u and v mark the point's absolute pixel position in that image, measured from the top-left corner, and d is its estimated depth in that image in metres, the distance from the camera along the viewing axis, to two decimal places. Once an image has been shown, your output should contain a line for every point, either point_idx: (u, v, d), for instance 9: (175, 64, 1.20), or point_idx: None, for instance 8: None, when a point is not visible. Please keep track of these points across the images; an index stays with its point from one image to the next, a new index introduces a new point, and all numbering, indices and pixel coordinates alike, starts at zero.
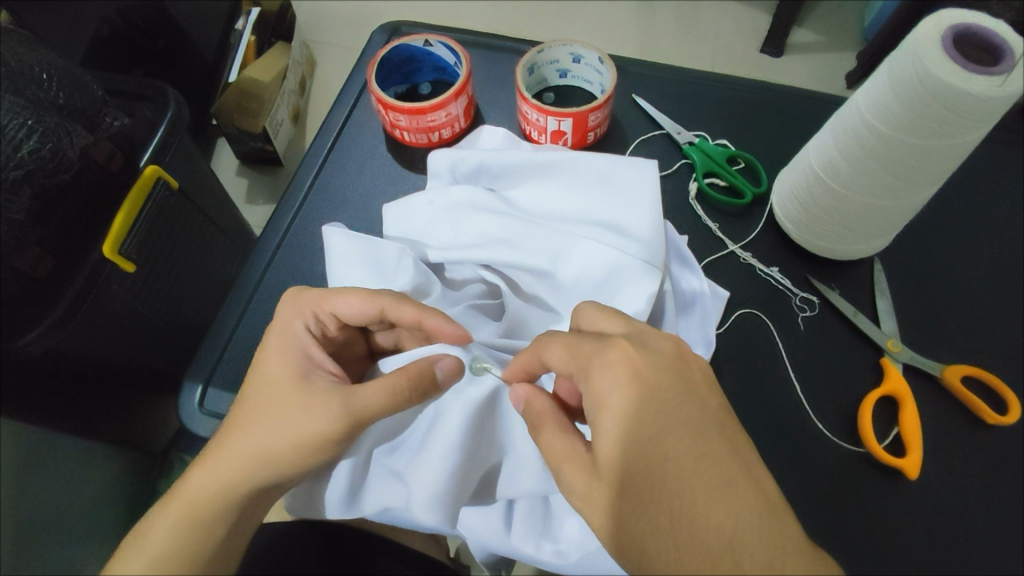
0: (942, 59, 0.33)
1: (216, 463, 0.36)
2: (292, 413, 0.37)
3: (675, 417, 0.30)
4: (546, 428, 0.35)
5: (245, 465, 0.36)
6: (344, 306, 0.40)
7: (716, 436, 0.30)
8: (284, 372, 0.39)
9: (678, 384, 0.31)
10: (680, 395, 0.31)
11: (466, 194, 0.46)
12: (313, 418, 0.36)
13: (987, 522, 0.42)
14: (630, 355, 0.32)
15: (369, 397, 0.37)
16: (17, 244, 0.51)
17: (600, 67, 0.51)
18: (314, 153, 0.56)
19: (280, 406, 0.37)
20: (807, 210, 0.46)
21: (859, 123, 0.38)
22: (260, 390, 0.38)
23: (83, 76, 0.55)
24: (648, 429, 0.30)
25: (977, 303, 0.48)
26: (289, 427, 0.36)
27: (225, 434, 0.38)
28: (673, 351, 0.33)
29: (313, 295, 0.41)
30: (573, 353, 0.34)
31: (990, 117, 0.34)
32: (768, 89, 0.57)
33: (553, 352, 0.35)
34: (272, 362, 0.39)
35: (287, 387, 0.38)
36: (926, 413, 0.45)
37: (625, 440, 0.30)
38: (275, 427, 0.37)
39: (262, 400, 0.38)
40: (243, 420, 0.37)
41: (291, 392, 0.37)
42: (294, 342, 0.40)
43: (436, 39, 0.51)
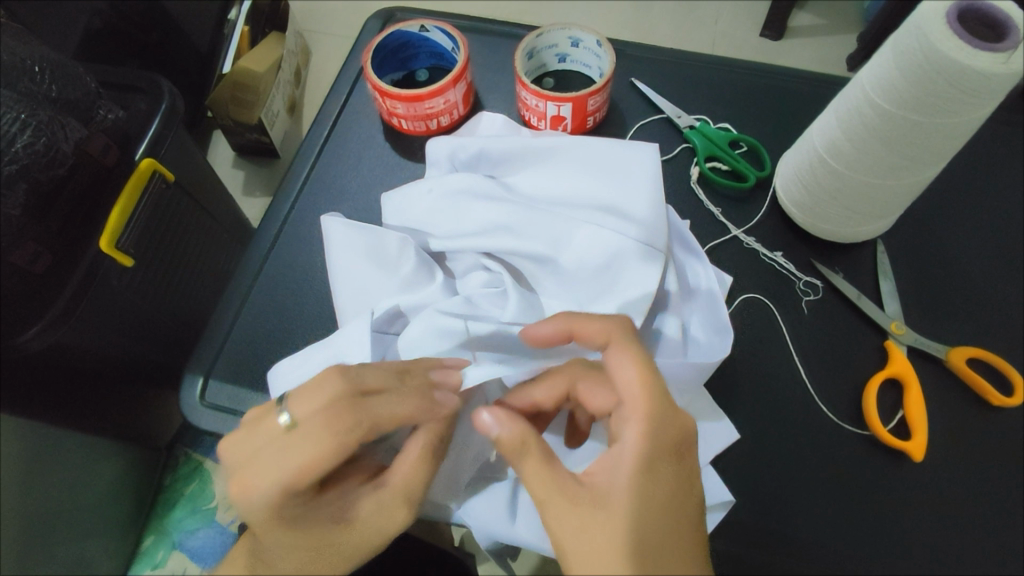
0: (947, 34, 0.32)
1: None
2: (343, 542, 0.36)
3: (683, 494, 0.34)
4: (533, 451, 0.34)
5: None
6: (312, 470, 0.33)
7: (684, 531, 0.33)
8: (292, 534, 0.35)
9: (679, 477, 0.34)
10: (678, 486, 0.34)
11: (466, 182, 0.46)
12: (374, 523, 0.36)
13: (993, 503, 0.42)
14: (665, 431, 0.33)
15: (409, 480, 0.36)
16: (14, 240, 0.51)
17: (599, 50, 0.50)
18: (310, 143, 0.55)
19: (319, 556, 0.35)
20: (811, 193, 0.45)
21: (864, 103, 0.37)
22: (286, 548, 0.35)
23: (75, 68, 0.55)
24: (655, 498, 0.33)
25: (981, 284, 0.48)
26: (347, 550, 0.36)
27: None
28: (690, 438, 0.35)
29: (268, 480, 0.33)
30: (640, 382, 0.34)
31: (996, 94, 0.33)
32: (770, 71, 0.57)
33: (624, 371, 0.35)
34: (279, 534, 0.35)
35: (315, 539, 0.35)
36: (932, 395, 0.45)
37: (642, 504, 0.32)
38: (333, 563, 0.36)
39: (293, 557, 0.35)
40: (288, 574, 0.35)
41: (327, 537, 0.35)
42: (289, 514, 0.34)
43: (433, 24, 0.50)
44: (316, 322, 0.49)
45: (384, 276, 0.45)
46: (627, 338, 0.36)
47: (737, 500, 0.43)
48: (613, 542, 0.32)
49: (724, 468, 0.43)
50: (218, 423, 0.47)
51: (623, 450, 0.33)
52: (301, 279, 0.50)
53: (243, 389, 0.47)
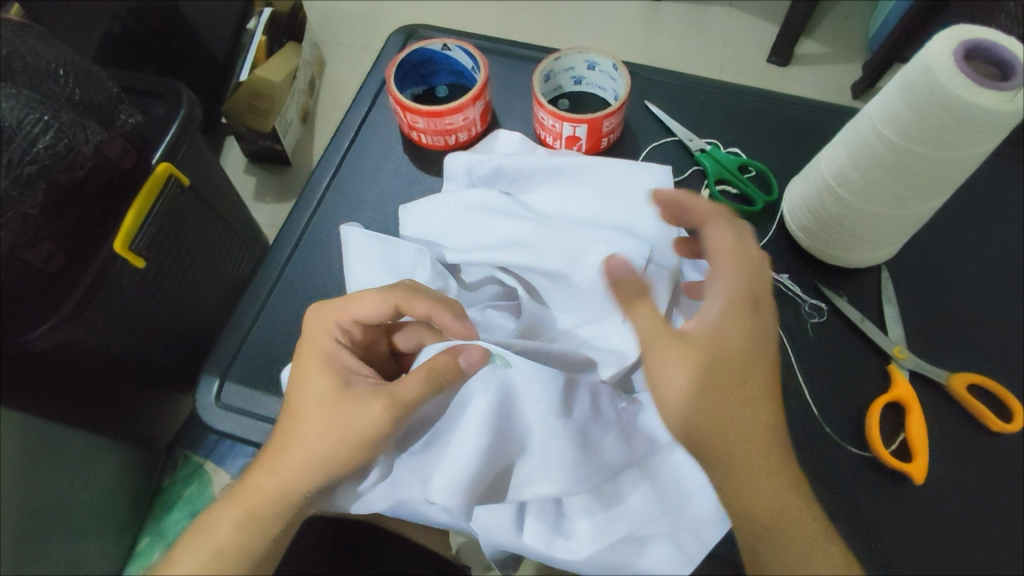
0: (953, 72, 0.34)
1: (275, 468, 0.38)
2: (329, 420, 0.38)
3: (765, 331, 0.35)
4: (640, 302, 0.36)
5: (286, 481, 0.38)
6: (362, 309, 0.41)
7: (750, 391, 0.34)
8: (303, 391, 0.39)
9: (747, 336, 0.34)
10: (742, 345, 0.34)
11: (482, 197, 0.47)
12: (358, 420, 0.38)
13: (993, 528, 0.43)
14: (735, 292, 0.35)
15: (405, 389, 0.38)
16: (31, 239, 0.51)
17: (614, 73, 0.51)
18: (331, 153, 0.57)
19: (306, 423, 0.38)
20: (818, 218, 0.46)
21: (871, 134, 0.39)
22: (293, 405, 0.39)
23: (99, 73, 0.56)
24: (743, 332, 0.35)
25: (982, 312, 0.49)
26: (326, 436, 0.38)
27: (254, 481, 0.38)
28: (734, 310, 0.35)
29: (330, 306, 0.42)
30: (732, 248, 0.36)
31: (999, 131, 0.35)
32: (780, 99, 0.58)
33: (717, 236, 0.36)
34: (309, 370, 0.40)
35: (317, 398, 0.39)
36: (933, 420, 0.46)
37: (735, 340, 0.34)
38: (311, 439, 0.38)
39: (294, 412, 0.39)
40: (279, 436, 0.39)
41: (321, 404, 0.38)
42: (325, 354, 0.41)
43: (454, 43, 0.52)
44: None
45: None
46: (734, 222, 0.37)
47: None
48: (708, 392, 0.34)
49: None
50: (231, 424, 0.47)
51: (709, 305, 0.35)
52: (316, 285, 0.51)
53: (257, 391, 0.48)
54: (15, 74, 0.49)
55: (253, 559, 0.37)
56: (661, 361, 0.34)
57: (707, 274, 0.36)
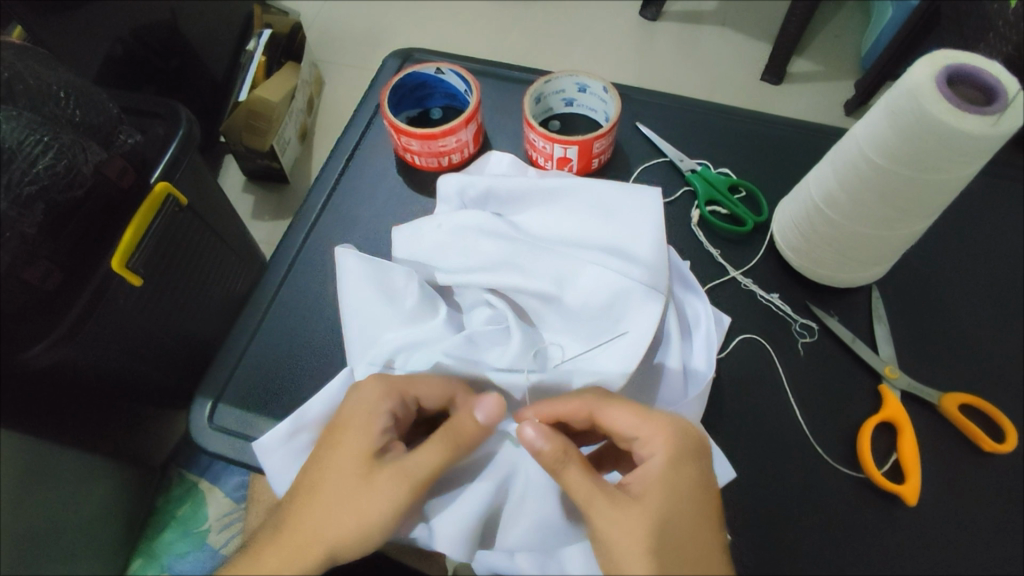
0: (935, 96, 0.34)
1: (292, 543, 0.35)
2: (361, 499, 0.36)
3: (703, 484, 0.35)
4: (575, 463, 0.35)
5: (308, 560, 0.35)
6: (426, 395, 0.40)
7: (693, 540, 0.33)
8: (345, 470, 0.36)
9: (697, 488, 0.35)
10: (696, 494, 0.35)
11: (475, 218, 0.47)
12: (400, 502, 0.36)
13: (987, 550, 0.42)
14: (687, 445, 0.36)
15: (420, 461, 0.36)
16: (28, 257, 0.52)
17: (605, 96, 0.52)
18: (326, 174, 0.57)
19: (345, 506, 0.36)
20: (807, 239, 0.47)
21: (858, 157, 0.39)
22: (330, 480, 0.36)
23: (99, 94, 0.57)
24: (686, 493, 0.34)
25: (973, 331, 0.49)
26: (364, 517, 0.35)
27: (273, 555, 0.35)
28: (680, 450, 0.35)
29: (396, 378, 0.40)
30: (639, 419, 0.37)
31: (984, 154, 0.35)
32: (770, 119, 0.59)
33: (619, 414, 0.37)
34: (349, 444, 0.37)
35: (356, 477, 0.36)
36: (925, 440, 0.45)
37: (674, 498, 0.34)
38: (347, 519, 0.35)
39: (328, 488, 0.36)
40: (306, 514, 0.36)
41: (364, 484, 0.36)
42: (372, 429, 0.37)
43: (448, 66, 0.53)
44: (324, 352, 0.50)
45: (392, 309, 0.46)
46: (609, 398, 0.38)
47: (733, 539, 0.43)
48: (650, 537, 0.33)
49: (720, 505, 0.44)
50: (223, 447, 0.47)
51: (649, 463, 0.35)
52: (311, 305, 0.52)
53: (250, 413, 0.48)
54: (17, 97, 0.50)
55: None
56: (603, 521, 0.34)
57: (638, 440, 0.36)
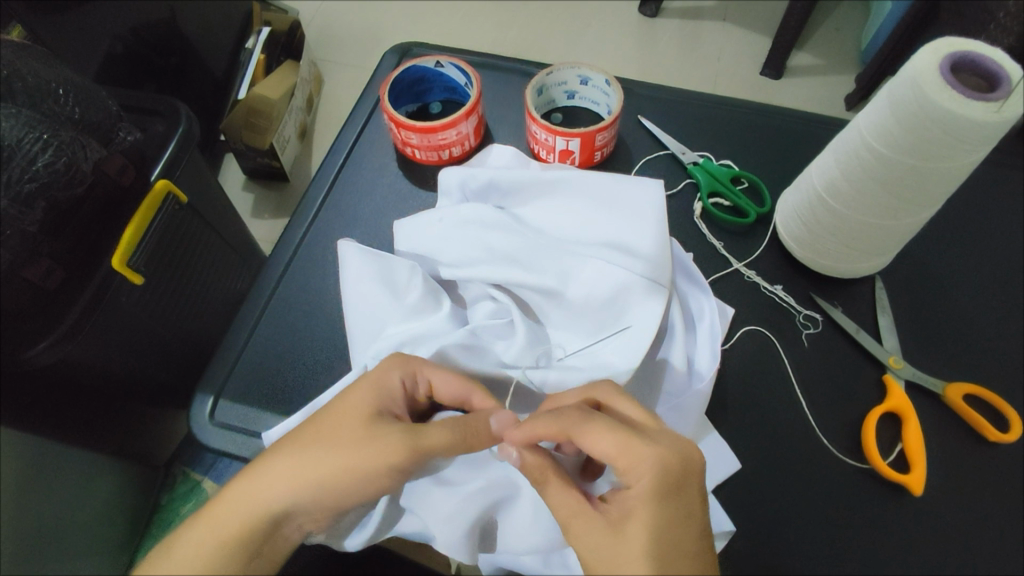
0: (940, 85, 0.34)
1: (269, 478, 0.36)
2: (355, 447, 0.36)
3: (688, 512, 0.32)
4: (553, 480, 0.36)
5: (279, 490, 0.35)
6: (443, 381, 0.40)
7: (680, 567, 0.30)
8: (323, 418, 0.38)
9: (678, 516, 0.32)
10: (678, 523, 0.32)
11: (477, 211, 0.47)
12: (362, 449, 0.36)
13: (994, 541, 0.42)
14: (670, 471, 0.32)
15: (431, 437, 0.36)
16: (30, 256, 0.52)
17: (607, 89, 0.52)
18: (326, 169, 0.57)
19: (312, 447, 0.36)
20: (810, 229, 0.47)
21: (861, 147, 0.39)
22: (310, 427, 0.38)
23: (99, 92, 0.57)
24: (667, 525, 0.31)
25: (978, 322, 0.49)
26: (324, 461, 0.36)
27: (250, 485, 0.36)
28: (658, 476, 0.32)
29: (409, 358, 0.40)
30: (621, 447, 0.33)
31: (988, 141, 0.35)
32: (772, 111, 0.59)
33: (599, 442, 0.34)
34: (356, 395, 0.38)
35: (329, 423, 0.37)
36: (930, 430, 0.45)
37: (661, 536, 0.31)
38: (312, 465, 0.36)
39: (323, 431, 0.37)
40: (273, 457, 0.37)
41: (335, 429, 0.37)
42: (382, 387, 0.39)
43: (448, 60, 0.53)
44: (326, 346, 0.49)
45: (393, 302, 0.46)
46: (592, 417, 0.35)
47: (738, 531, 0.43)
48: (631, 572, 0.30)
49: (725, 498, 0.44)
50: (226, 443, 0.47)
51: (630, 493, 0.32)
52: (313, 300, 0.51)
53: (253, 408, 0.48)
54: (16, 94, 0.49)
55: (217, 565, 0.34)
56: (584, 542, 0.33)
57: (622, 468, 0.33)
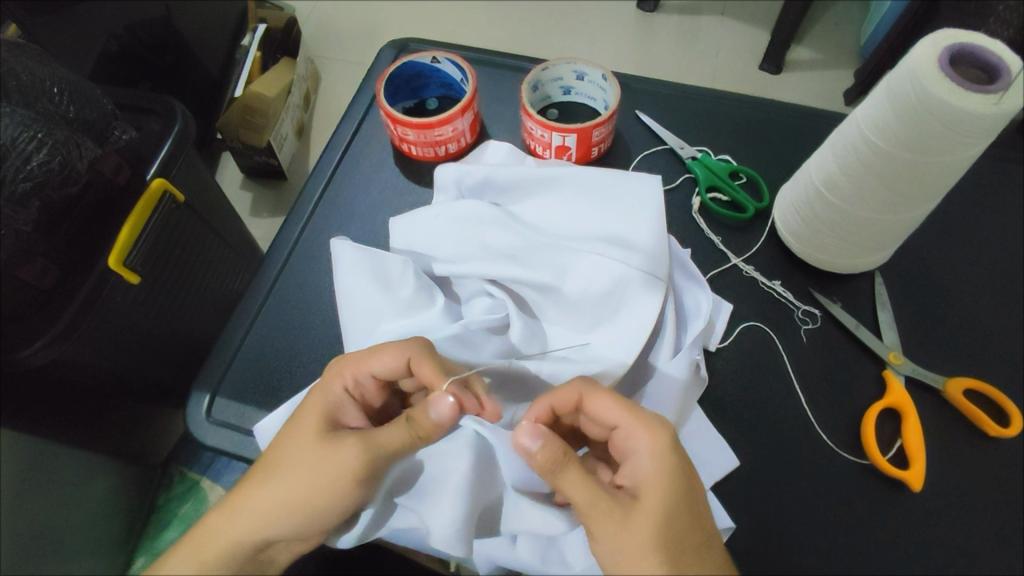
0: (938, 78, 0.34)
1: (237, 507, 0.36)
2: (308, 466, 0.36)
3: (691, 482, 0.35)
4: (573, 466, 0.35)
5: (247, 521, 0.36)
6: (379, 364, 0.39)
7: (685, 533, 0.33)
8: (278, 440, 0.38)
9: (683, 485, 0.34)
10: (682, 491, 0.34)
11: (472, 208, 0.47)
12: (317, 467, 0.36)
13: (994, 536, 0.42)
14: (672, 441, 0.35)
15: (383, 439, 0.37)
16: (24, 256, 0.51)
17: (603, 84, 0.52)
18: (322, 166, 0.57)
19: (272, 471, 0.37)
20: (808, 224, 0.46)
21: (859, 140, 0.39)
22: (269, 450, 0.38)
23: (93, 90, 0.56)
24: (676, 494, 0.34)
25: (978, 316, 0.49)
26: (283, 485, 0.36)
27: (219, 519, 0.36)
28: (661, 449, 0.35)
29: (347, 358, 0.40)
30: (625, 410, 0.36)
31: (988, 134, 0.35)
32: (771, 106, 0.58)
33: (604, 404, 0.37)
34: (305, 411, 0.38)
35: (284, 445, 0.37)
36: (930, 426, 0.45)
37: (673, 498, 0.34)
38: (272, 491, 0.36)
39: (277, 454, 0.37)
40: (241, 485, 0.37)
41: (289, 454, 0.37)
42: (329, 399, 0.39)
43: (443, 56, 0.52)
44: (322, 344, 0.49)
45: (387, 298, 0.45)
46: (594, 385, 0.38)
47: (737, 528, 0.43)
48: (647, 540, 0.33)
49: (724, 494, 0.43)
50: (222, 440, 0.47)
51: (638, 462, 0.35)
52: (308, 298, 0.51)
53: (249, 406, 0.48)
54: (10, 93, 0.49)
55: None
56: (605, 526, 0.34)
57: (622, 432, 0.36)
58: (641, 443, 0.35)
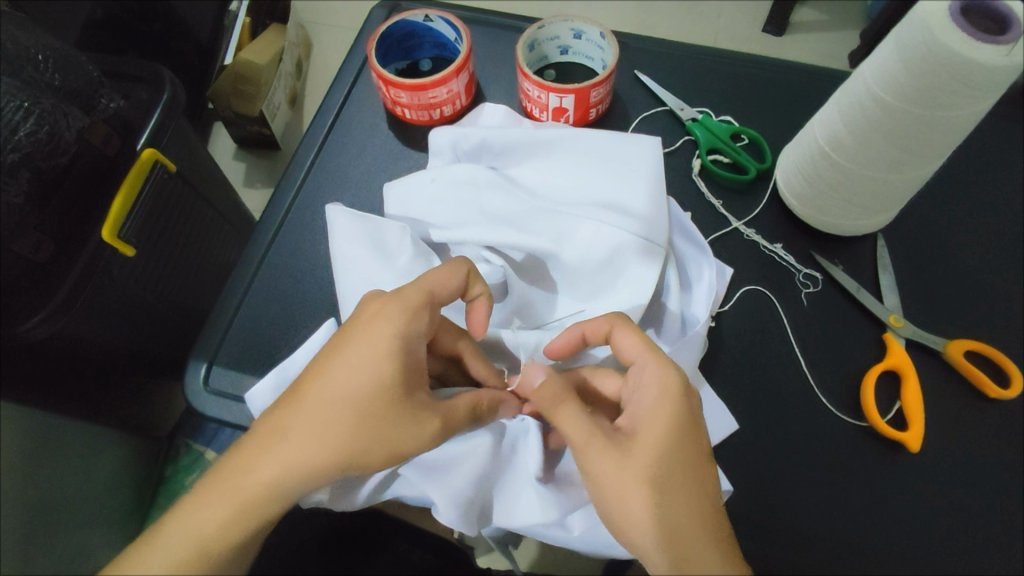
0: (949, 27, 0.32)
1: (291, 454, 0.34)
2: (388, 425, 0.36)
3: (693, 425, 0.34)
4: (569, 403, 0.35)
5: (305, 467, 0.35)
6: (438, 283, 0.38)
7: (681, 468, 0.33)
8: (341, 391, 0.35)
9: (686, 424, 0.34)
10: (684, 430, 0.34)
11: (469, 172, 0.46)
12: (397, 434, 0.36)
13: (990, 495, 0.42)
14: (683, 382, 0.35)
15: (459, 405, 0.38)
16: (16, 229, 0.51)
17: (602, 42, 0.50)
18: (314, 131, 0.56)
19: (341, 424, 0.35)
20: (811, 185, 0.45)
21: (865, 97, 0.38)
22: (324, 396, 0.35)
23: (79, 57, 0.54)
24: (679, 434, 0.33)
25: (981, 279, 0.48)
26: (355, 438, 0.35)
27: (267, 463, 0.34)
28: (664, 386, 0.34)
29: (404, 288, 0.38)
30: (645, 348, 0.36)
31: (998, 87, 0.34)
32: (774, 65, 0.57)
33: (627, 338, 0.37)
34: (375, 358, 0.36)
35: (352, 400, 0.35)
36: (929, 388, 0.45)
37: (672, 432, 0.33)
38: (339, 443, 0.35)
39: (346, 401, 0.35)
40: (292, 431, 0.35)
41: (362, 407, 0.35)
42: (403, 347, 0.36)
43: (436, 14, 0.50)
44: (319, 312, 0.49)
45: (383, 265, 0.44)
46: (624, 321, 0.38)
47: (737, 491, 0.43)
48: (644, 471, 0.33)
49: (724, 457, 0.44)
50: (220, 409, 0.47)
51: (644, 398, 0.35)
52: (304, 267, 0.50)
53: (246, 375, 0.48)
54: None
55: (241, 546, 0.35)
56: (596, 459, 0.34)
57: (637, 368, 0.36)
58: (651, 379, 0.35)
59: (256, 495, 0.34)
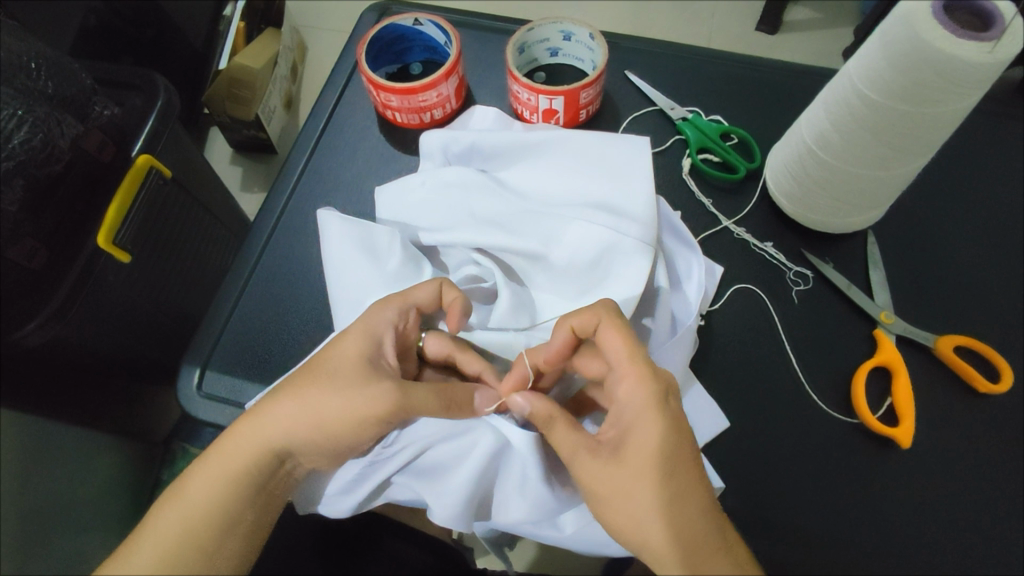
0: (932, 24, 0.33)
1: (266, 418, 0.36)
2: (348, 385, 0.36)
3: (680, 432, 0.34)
4: (559, 420, 0.36)
5: (275, 429, 0.36)
6: None
7: (676, 478, 0.33)
8: (315, 367, 0.37)
9: (673, 432, 0.33)
10: (672, 438, 0.33)
11: (458, 175, 0.46)
12: (355, 401, 0.36)
13: (982, 490, 0.43)
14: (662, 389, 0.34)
15: (418, 397, 0.37)
16: (12, 235, 0.52)
17: (591, 43, 0.50)
18: (306, 135, 0.56)
19: (311, 393, 0.36)
20: (800, 184, 0.46)
21: (852, 94, 0.38)
22: (304, 369, 0.38)
23: (72, 64, 0.55)
24: (668, 445, 0.33)
25: (972, 275, 0.49)
26: (320, 400, 0.36)
27: (246, 429, 0.36)
28: (648, 396, 0.34)
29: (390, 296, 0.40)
30: (628, 356, 0.35)
31: (982, 83, 0.34)
32: (764, 64, 0.57)
33: (611, 342, 0.36)
34: (349, 334, 0.38)
35: (322, 373, 0.37)
36: (920, 384, 0.45)
37: (661, 441, 0.33)
38: (306, 406, 0.36)
39: (320, 369, 0.37)
40: (267, 405, 0.37)
41: (331, 371, 0.37)
42: (372, 323, 0.38)
43: (425, 17, 0.50)
44: (312, 315, 0.49)
45: (373, 268, 0.45)
46: (615, 317, 0.36)
47: (730, 489, 0.43)
48: (638, 485, 0.33)
49: (716, 455, 0.44)
50: (214, 413, 0.47)
51: (629, 408, 0.34)
52: (297, 270, 0.51)
53: (240, 379, 0.48)
54: None
55: (212, 516, 0.35)
56: (591, 477, 0.34)
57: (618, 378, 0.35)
58: (627, 393, 0.35)
59: (237, 466, 0.36)
